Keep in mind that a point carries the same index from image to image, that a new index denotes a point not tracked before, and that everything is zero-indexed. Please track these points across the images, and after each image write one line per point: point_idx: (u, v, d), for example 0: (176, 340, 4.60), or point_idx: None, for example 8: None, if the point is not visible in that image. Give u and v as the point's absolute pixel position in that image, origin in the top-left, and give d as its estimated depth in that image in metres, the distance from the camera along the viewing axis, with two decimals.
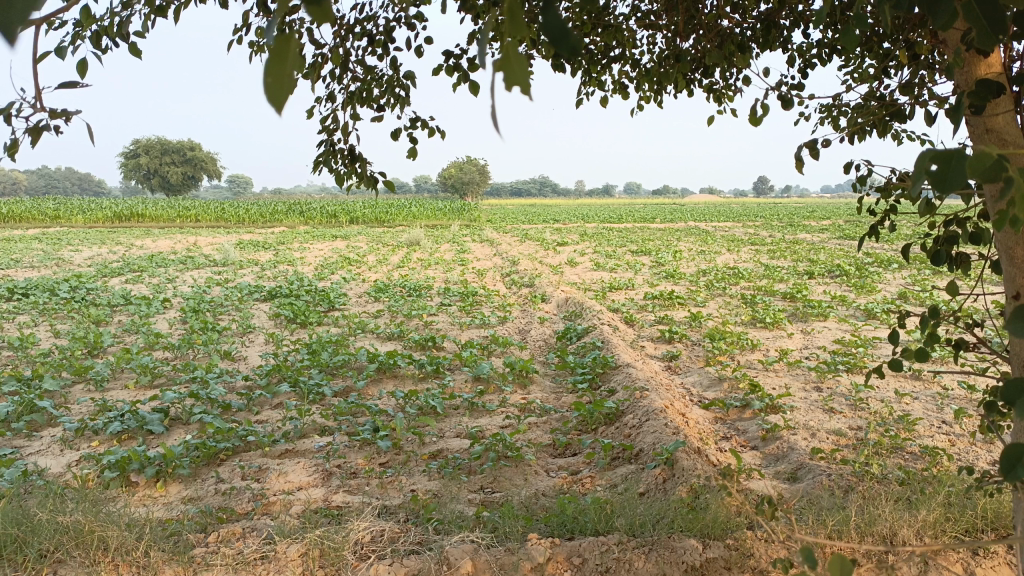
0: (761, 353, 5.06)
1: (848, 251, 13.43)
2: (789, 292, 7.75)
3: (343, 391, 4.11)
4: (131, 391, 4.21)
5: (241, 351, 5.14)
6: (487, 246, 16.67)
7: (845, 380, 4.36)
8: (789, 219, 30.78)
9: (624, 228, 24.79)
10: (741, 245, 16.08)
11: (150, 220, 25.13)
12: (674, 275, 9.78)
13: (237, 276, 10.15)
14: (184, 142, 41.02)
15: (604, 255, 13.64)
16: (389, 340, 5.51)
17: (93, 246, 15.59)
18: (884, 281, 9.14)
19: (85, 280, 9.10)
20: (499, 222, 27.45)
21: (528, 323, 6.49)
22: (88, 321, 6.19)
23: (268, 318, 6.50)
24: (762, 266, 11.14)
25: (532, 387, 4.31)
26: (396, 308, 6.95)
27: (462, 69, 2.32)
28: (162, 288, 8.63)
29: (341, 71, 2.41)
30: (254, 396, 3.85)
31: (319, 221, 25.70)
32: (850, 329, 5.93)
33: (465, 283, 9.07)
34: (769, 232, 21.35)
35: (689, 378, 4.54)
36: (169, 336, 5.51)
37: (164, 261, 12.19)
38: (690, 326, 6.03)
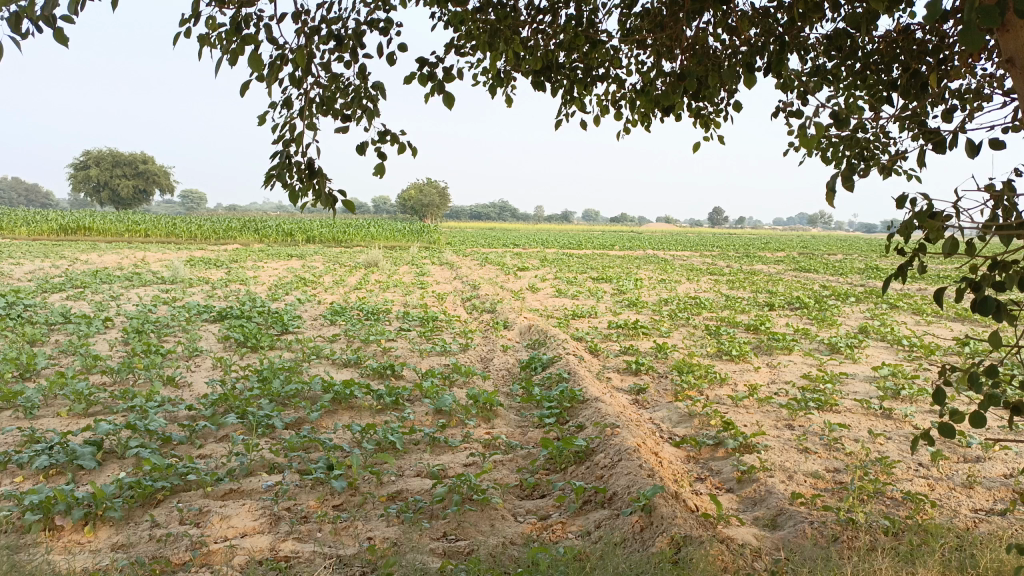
0: (730, 387, 4.95)
1: (806, 284, 13.59)
2: (753, 324, 7.72)
3: (295, 423, 3.86)
4: (64, 419, 3.89)
5: (186, 377, 4.84)
6: (447, 270, 16.48)
7: (817, 417, 4.27)
8: (745, 249, 31.30)
9: (584, 255, 24.82)
10: (700, 274, 16.18)
11: (98, 234, 24.36)
12: (637, 304, 9.71)
13: (186, 295, 9.76)
14: (137, 155, 40.05)
15: (566, 282, 13.55)
16: (345, 367, 5.26)
17: (35, 259, 14.96)
18: (844, 314, 9.21)
19: (22, 295, 8.62)
20: (459, 245, 27.27)
21: (490, 351, 6.30)
22: (22, 340, 5.80)
23: (217, 341, 6.18)
24: (723, 296, 11.16)
25: (497, 421, 4.11)
26: (353, 333, 6.69)
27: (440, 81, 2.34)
28: (106, 306, 8.21)
29: (302, 74, 2.22)
30: (198, 428, 3.58)
31: (275, 240, 25.22)
32: (816, 364, 5.88)
33: (425, 308, 8.85)
34: (727, 262, 21.55)
35: (658, 413, 4.40)
36: (108, 359, 5.17)
37: (109, 277, 11.69)
38: (656, 358, 5.91)
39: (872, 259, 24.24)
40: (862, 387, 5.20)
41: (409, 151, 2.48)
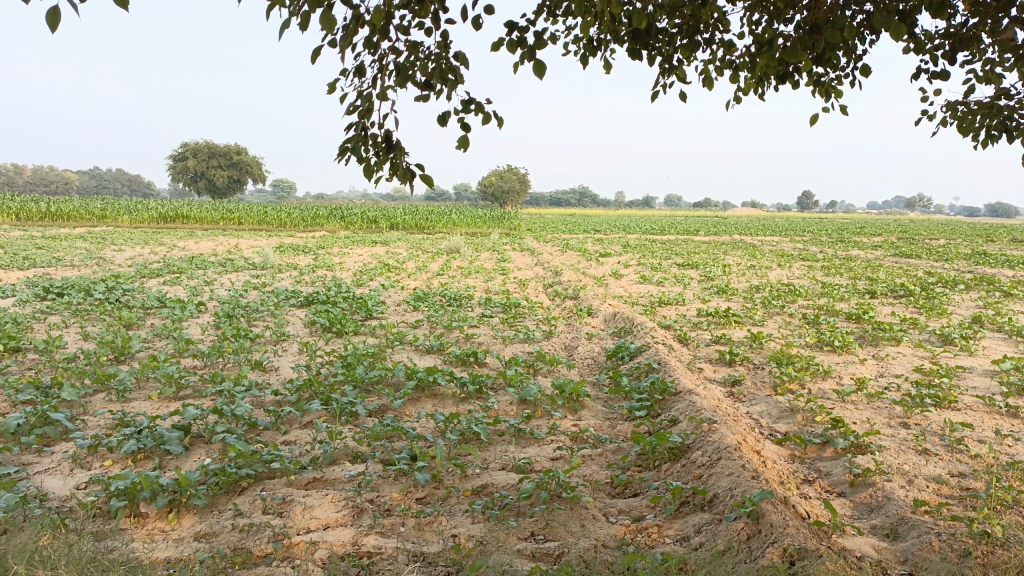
0: (834, 380, 4.62)
1: (908, 270, 12.81)
2: (854, 313, 7.26)
3: (379, 411, 3.80)
4: (155, 402, 3.95)
5: (274, 361, 4.87)
6: (528, 256, 16.39)
7: (934, 415, 3.91)
8: (838, 234, 29.94)
9: (667, 240, 24.26)
10: (792, 260, 15.51)
11: (195, 222, 25.44)
12: (726, 291, 9.33)
13: (275, 280, 9.98)
14: (231, 146, 41.67)
15: (650, 268, 13.22)
16: (428, 353, 5.19)
17: (136, 246, 15.71)
18: (954, 302, 8.58)
19: (123, 280, 9.00)
20: (540, 232, 27.15)
21: (574, 339, 6.12)
22: (120, 324, 6.00)
23: (303, 325, 6.24)
24: (818, 283, 10.61)
25: (584, 412, 3.94)
26: (436, 319, 6.64)
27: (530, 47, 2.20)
28: (199, 291, 8.46)
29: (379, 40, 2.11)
30: (283, 414, 3.55)
31: (360, 227, 25.75)
32: (927, 356, 5.44)
33: (507, 294, 8.74)
34: (820, 247, 20.60)
35: (756, 408, 4.13)
36: (199, 343, 5.26)
37: (203, 263, 12.10)
38: (751, 348, 5.60)
39: (979, 245, 22.69)
40: (982, 382, 4.77)
41: (492, 121, 2.36)
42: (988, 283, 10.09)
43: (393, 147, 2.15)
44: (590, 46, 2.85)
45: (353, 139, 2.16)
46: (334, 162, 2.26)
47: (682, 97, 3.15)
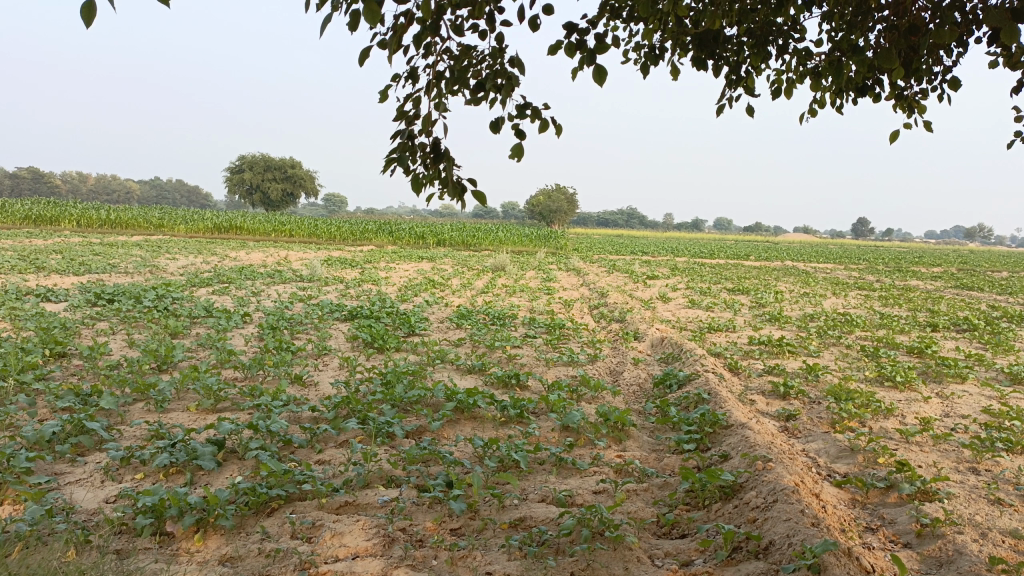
0: (897, 419, 4.34)
1: (972, 303, 12.27)
2: (915, 346, 6.92)
3: (416, 432, 3.69)
4: (193, 414, 3.91)
5: (313, 376, 4.82)
6: (574, 276, 16.23)
7: (1008, 460, 3.62)
8: (896, 263, 29.02)
9: (716, 264, 23.82)
10: (847, 288, 15.02)
11: (247, 233, 25.93)
12: (778, 318, 9.03)
13: (320, 293, 10.01)
14: (286, 160, 42.56)
15: (699, 292, 12.93)
16: (469, 374, 5.07)
17: (189, 255, 16.02)
18: (1022, 339, 8.13)
19: (173, 289, 9.12)
20: (586, 252, 26.96)
21: (619, 364, 5.94)
22: (165, 332, 6.03)
23: (345, 340, 6.19)
24: (876, 313, 10.20)
25: (629, 443, 3.76)
26: (478, 338, 6.53)
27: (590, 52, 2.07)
28: (245, 301, 8.51)
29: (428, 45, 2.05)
30: (319, 431, 3.46)
31: (408, 242, 25.92)
32: (997, 396, 5.11)
33: (552, 315, 8.59)
34: (877, 277, 19.94)
35: (812, 446, 3.90)
36: (241, 354, 5.24)
37: (252, 274, 12.24)
38: (806, 380, 5.35)
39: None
40: None
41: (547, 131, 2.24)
42: None
43: (440, 156, 2.06)
44: (651, 55, 2.73)
45: (399, 148, 2.08)
46: (381, 174, 2.18)
47: (748, 111, 3.01)
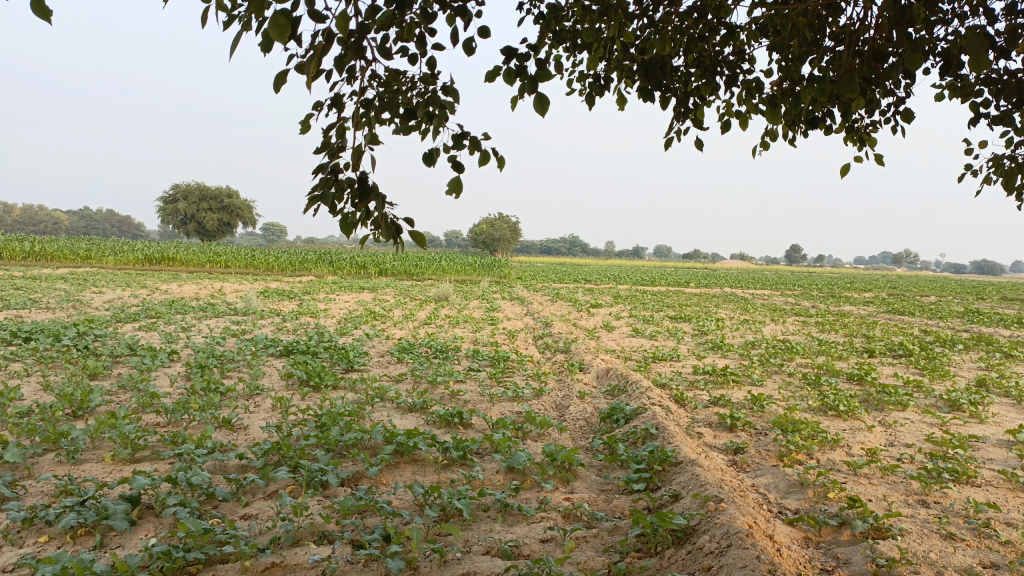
0: (843, 450, 4.31)
1: (905, 328, 12.60)
2: (855, 373, 6.98)
3: (352, 479, 3.47)
4: (107, 465, 3.60)
5: (243, 418, 4.53)
6: (518, 305, 16.12)
7: (955, 491, 3.60)
8: (829, 289, 29.86)
9: (658, 292, 24.08)
10: (785, 315, 15.29)
11: (181, 265, 25.10)
12: (721, 346, 9.06)
13: (256, 327, 9.64)
14: (223, 189, 41.59)
15: (642, 321, 12.96)
16: (410, 412, 4.86)
17: (117, 288, 15.34)
18: (955, 364, 8.32)
19: (96, 325, 8.64)
20: (530, 281, 26.94)
21: (565, 397, 5.81)
22: (83, 373, 5.65)
23: (280, 378, 5.90)
24: (815, 340, 10.35)
25: (576, 484, 3.62)
26: (420, 372, 6.32)
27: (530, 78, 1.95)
28: (174, 337, 8.11)
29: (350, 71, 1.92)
30: (246, 482, 3.21)
31: (349, 272, 25.47)
32: (937, 424, 5.15)
33: (496, 347, 8.43)
34: (813, 302, 20.43)
35: (762, 481, 3.82)
36: (165, 396, 4.92)
37: (184, 308, 11.75)
38: (752, 411, 5.30)
39: (971, 303, 22.56)
40: (999, 453, 4.45)
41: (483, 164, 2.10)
42: (988, 345, 9.85)
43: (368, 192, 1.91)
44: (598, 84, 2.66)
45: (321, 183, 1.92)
46: (303, 212, 2.02)
47: (698, 144, 2.97)
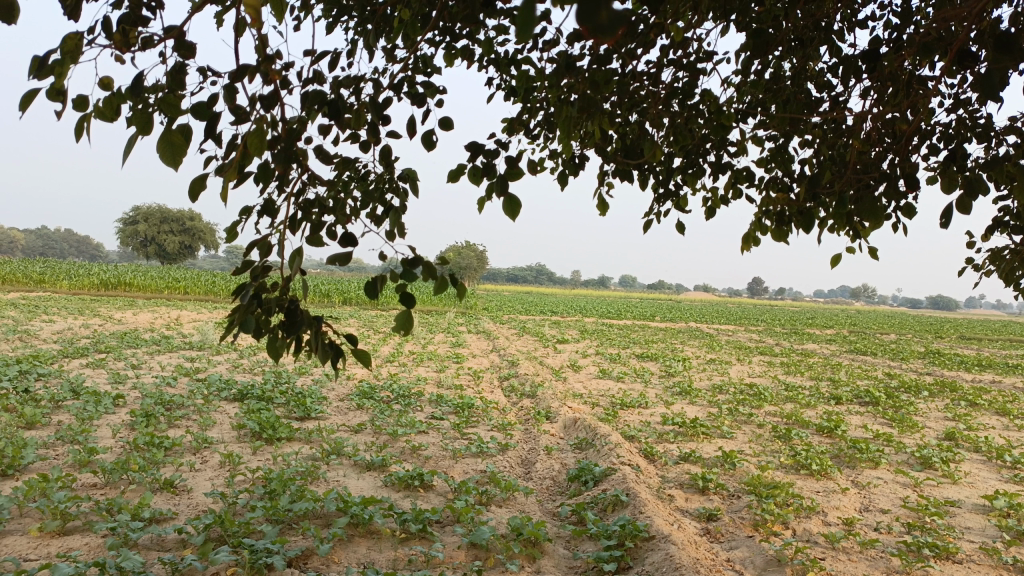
0: (819, 520, 4.16)
1: (869, 370, 12.64)
2: (825, 424, 6.88)
3: (301, 557, 3.21)
4: (33, 539, 3.26)
5: (187, 480, 4.22)
6: (485, 340, 15.88)
7: (937, 569, 3.45)
8: (792, 324, 30.15)
9: (624, 326, 24.02)
10: (751, 354, 15.30)
11: (138, 290, 24.31)
12: (690, 391, 8.93)
13: (210, 365, 9.24)
14: (185, 212, 40.82)
15: (609, 359, 12.82)
16: (368, 471, 4.60)
17: (68, 317, 14.72)
18: (922, 413, 8.30)
19: (39, 362, 8.17)
20: (496, 312, 26.71)
21: (532, 452, 5.59)
22: (18, 423, 5.25)
23: (231, 429, 5.57)
24: (782, 383, 10.29)
25: (544, 562, 3.39)
26: (380, 422, 6.04)
27: (497, 179, 1.72)
28: (123, 377, 7.70)
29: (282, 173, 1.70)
30: (182, 564, 2.92)
31: (312, 300, 24.93)
32: (911, 485, 5.04)
33: (460, 390, 8.17)
34: (776, 340, 20.55)
35: (737, 554, 3.65)
36: (105, 453, 4.57)
37: (136, 341, 11.26)
38: (723, 469, 5.14)
39: (932, 342, 22.89)
40: (976, 520, 4.33)
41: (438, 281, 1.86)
42: (953, 393, 9.87)
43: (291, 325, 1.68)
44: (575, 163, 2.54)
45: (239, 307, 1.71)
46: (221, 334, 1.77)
47: (678, 228, 2.83)
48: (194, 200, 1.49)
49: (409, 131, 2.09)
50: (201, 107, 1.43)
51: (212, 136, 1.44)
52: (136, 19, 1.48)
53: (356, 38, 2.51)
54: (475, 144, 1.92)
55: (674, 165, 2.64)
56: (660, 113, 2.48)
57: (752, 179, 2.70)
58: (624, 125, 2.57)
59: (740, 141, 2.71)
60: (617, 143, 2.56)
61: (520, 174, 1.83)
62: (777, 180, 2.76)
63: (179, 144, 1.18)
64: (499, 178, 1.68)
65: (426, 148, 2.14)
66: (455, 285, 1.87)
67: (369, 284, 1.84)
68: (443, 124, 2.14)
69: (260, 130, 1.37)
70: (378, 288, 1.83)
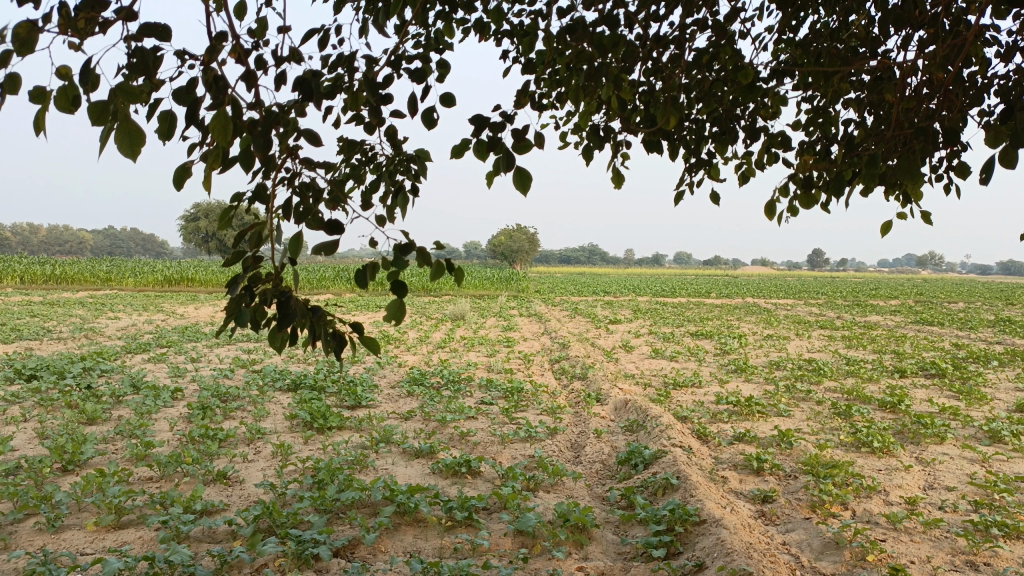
0: (881, 500, 3.99)
1: (934, 341, 12.17)
2: (887, 399, 6.63)
3: (348, 547, 3.22)
4: (91, 533, 3.36)
5: (239, 471, 4.29)
6: (536, 323, 15.85)
7: (1008, 550, 3.27)
8: (852, 296, 29.30)
9: (678, 304, 23.66)
10: (809, 327, 14.90)
11: (199, 285, 24.95)
12: (745, 368, 8.72)
13: (266, 356, 9.40)
14: None
15: (663, 338, 12.64)
16: (416, 459, 4.61)
17: (132, 314, 15.18)
18: (992, 384, 7.93)
19: (103, 359, 8.43)
20: (547, 294, 26.63)
21: (582, 436, 5.52)
22: (81, 419, 5.42)
23: (284, 420, 5.64)
24: (842, 358, 9.96)
25: (591, 549, 3.34)
26: (429, 409, 6.04)
27: (501, 152, 1.64)
28: (182, 371, 7.88)
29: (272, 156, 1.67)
30: (231, 557, 2.95)
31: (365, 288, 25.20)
32: (979, 461, 4.81)
33: (509, 374, 8.14)
34: (837, 312, 19.95)
35: (794, 537, 3.53)
36: (161, 446, 4.68)
37: (196, 334, 11.54)
38: (779, 449, 4.99)
39: (1003, 309, 21.91)
40: None
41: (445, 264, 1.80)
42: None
43: (285, 320, 1.66)
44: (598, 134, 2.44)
45: (231, 301, 1.70)
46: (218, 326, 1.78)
47: (712, 199, 2.71)
48: (182, 190, 1.48)
49: (410, 109, 2.03)
50: (181, 92, 1.39)
51: (190, 122, 1.41)
52: (93, 1, 1.41)
53: (364, 17, 2.45)
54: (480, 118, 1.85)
55: (704, 133, 2.52)
56: (688, 80, 2.35)
57: (788, 143, 2.56)
58: (650, 94, 2.45)
59: (773, 103, 2.57)
60: (642, 113, 2.44)
61: (527, 149, 1.75)
62: (814, 143, 2.63)
63: (125, 136, 1.11)
64: (502, 150, 1.62)
65: (427, 125, 2.07)
66: (453, 271, 1.83)
67: (360, 273, 1.84)
68: (446, 99, 2.06)
69: (225, 114, 1.29)
70: (371, 276, 1.82)
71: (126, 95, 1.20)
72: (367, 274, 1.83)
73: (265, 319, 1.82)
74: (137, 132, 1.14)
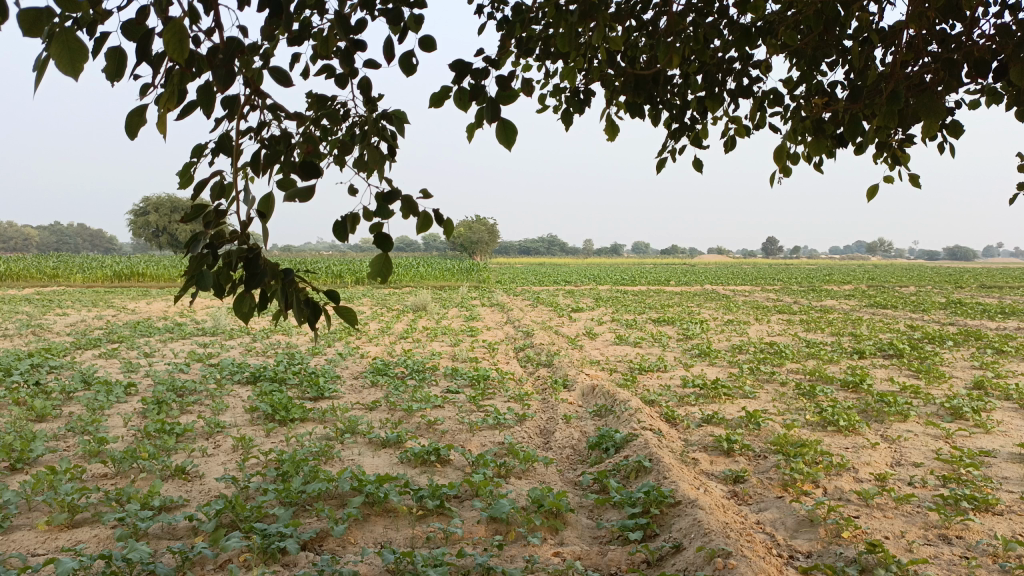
0: (851, 477, 4.02)
1: (890, 324, 12.42)
2: (850, 379, 6.72)
3: (317, 539, 3.12)
4: (42, 533, 3.17)
5: (199, 466, 4.13)
6: (499, 313, 15.76)
7: (978, 523, 3.30)
8: (808, 282, 29.88)
9: (639, 291, 23.78)
10: (768, 312, 15.09)
11: (150, 280, 24.27)
12: (709, 352, 8.77)
13: (223, 350, 9.15)
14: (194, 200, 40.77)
15: (626, 325, 12.69)
16: (383, 449, 4.50)
17: (81, 310, 14.68)
18: (948, 363, 8.09)
19: (51, 355, 8.09)
20: (509, 284, 26.57)
21: (551, 422, 5.47)
22: (29, 417, 5.18)
23: (244, 413, 5.47)
24: (802, 341, 10.10)
25: (567, 534, 3.28)
26: (395, 399, 5.92)
27: (488, 100, 1.53)
28: (135, 366, 7.60)
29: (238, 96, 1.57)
30: (192, 553, 2.81)
31: (324, 281, 24.79)
32: (943, 437, 4.88)
33: (475, 363, 8.05)
34: (793, 298, 20.28)
35: (768, 516, 3.52)
36: (115, 442, 4.48)
37: (149, 329, 11.18)
38: (747, 430, 5.00)
39: (952, 292, 22.49)
40: (1014, 469, 4.17)
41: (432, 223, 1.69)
42: (979, 342, 9.65)
43: (253, 281, 1.58)
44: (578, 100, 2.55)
45: (192, 262, 1.60)
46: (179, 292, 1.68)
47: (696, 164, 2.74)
48: (136, 135, 1.37)
49: (387, 56, 1.92)
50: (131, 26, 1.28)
51: (144, 57, 1.29)
52: None
53: None
54: (462, 65, 1.74)
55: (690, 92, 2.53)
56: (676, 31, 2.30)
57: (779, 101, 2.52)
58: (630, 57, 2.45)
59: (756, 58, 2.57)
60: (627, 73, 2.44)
61: (513, 97, 1.64)
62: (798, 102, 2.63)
63: (62, 50, 1.00)
64: (488, 97, 1.51)
65: (406, 72, 1.95)
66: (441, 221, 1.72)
67: (340, 225, 1.71)
68: (424, 43, 1.92)
69: (180, 28, 1.17)
70: (350, 228, 1.68)
71: (64, 7, 1.08)
72: (346, 227, 1.70)
73: (232, 283, 1.73)
74: (78, 47, 1.02)
